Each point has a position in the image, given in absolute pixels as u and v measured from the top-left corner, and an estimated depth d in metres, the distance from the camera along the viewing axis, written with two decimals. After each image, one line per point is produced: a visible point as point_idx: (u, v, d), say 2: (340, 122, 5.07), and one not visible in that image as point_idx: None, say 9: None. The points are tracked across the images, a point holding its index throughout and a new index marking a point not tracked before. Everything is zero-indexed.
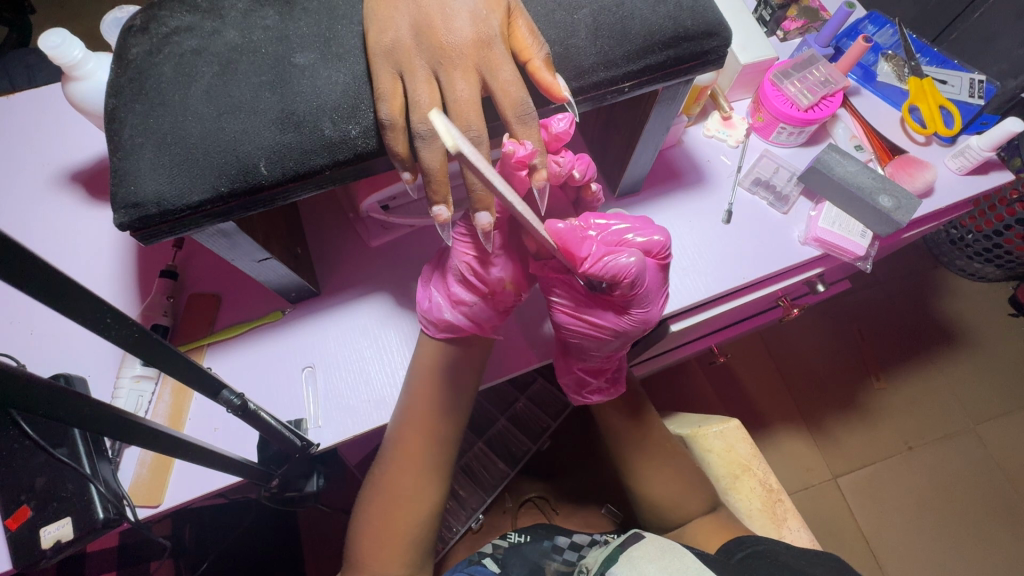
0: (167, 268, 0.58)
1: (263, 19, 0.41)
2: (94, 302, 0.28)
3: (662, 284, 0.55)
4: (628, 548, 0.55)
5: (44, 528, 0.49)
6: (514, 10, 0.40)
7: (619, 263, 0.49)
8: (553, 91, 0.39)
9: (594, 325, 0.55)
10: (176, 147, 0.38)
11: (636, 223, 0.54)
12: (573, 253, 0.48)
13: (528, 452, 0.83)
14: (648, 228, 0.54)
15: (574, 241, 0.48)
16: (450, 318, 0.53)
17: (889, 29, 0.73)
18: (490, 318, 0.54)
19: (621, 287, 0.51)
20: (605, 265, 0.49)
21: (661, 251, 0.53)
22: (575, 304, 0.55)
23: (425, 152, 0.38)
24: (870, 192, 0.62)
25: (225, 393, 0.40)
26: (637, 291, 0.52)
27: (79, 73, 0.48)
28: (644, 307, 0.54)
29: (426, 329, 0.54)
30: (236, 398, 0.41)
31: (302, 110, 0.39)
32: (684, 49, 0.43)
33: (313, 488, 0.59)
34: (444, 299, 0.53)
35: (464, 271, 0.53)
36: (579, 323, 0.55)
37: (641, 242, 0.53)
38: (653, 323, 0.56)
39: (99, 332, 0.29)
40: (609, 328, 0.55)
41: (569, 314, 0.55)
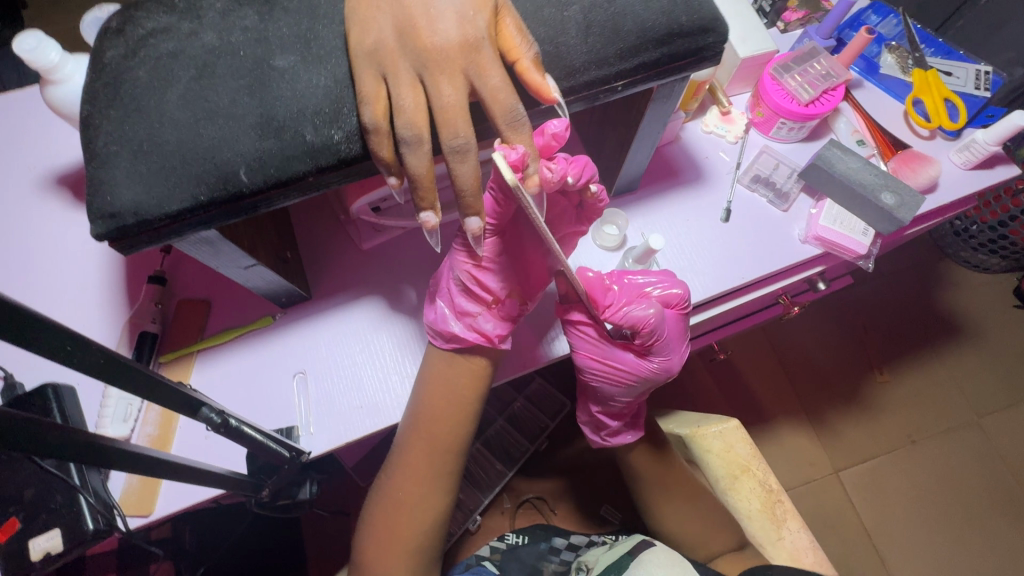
0: (155, 274, 0.57)
1: (241, 20, 0.40)
2: (49, 326, 0.26)
3: (682, 334, 0.56)
4: (638, 553, 0.56)
5: (33, 540, 0.48)
6: (502, 8, 0.38)
7: (638, 313, 0.52)
8: (542, 92, 0.37)
9: (616, 369, 0.56)
10: (153, 156, 0.37)
11: (656, 276, 0.56)
12: (597, 301, 0.53)
13: (526, 452, 0.83)
14: (668, 280, 0.56)
15: (597, 289, 0.54)
16: (456, 329, 0.52)
17: (893, 19, 0.72)
18: (496, 328, 0.53)
19: (642, 336, 0.53)
20: (626, 314, 0.52)
21: (681, 302, 0.55)
22: (598, 348, 0.55)
23: (410, 158, 0.37)
24: (871, 188, 0.60)
25: (204, 411, 0.38)
26: (658, 339, 0.54)
27: (56, 76, 0.46)
28: (665, 355, 0.55)
29: (434, 341, 0.54)
30: (216, 416, 0.39)
31: (283, 114, 0.37)
32: (679, 46, 0.42)
33: (306, 497, 0.58)
34: (450, 309, 0.53)
35: (465, 281, 0.52)
36: (602, 369, 0.56)
37: (660, 294, 0.54)
38: (674, 371, 0.57)
39: (57, 360, 0.27)
40: (630, 375, 0.56)
41: (592, 360, 0.56)
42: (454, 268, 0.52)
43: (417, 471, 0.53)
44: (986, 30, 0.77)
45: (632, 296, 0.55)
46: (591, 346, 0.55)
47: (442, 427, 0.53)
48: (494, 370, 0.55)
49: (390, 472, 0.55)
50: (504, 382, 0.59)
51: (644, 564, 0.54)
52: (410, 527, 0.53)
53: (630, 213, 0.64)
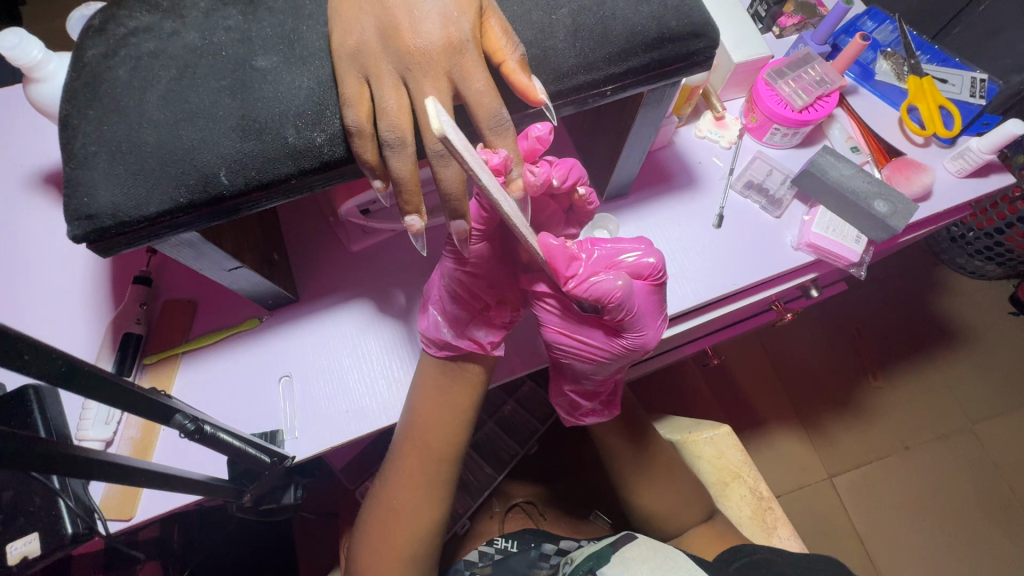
0: (140, 275, 0.57)
1: (225, 20, 0.39)
2: (7, 337, 0.25)
3: (656, 307, 0.51)
4: (620, 547, 0.54)
5: (10, 544, 0.47)
6: (488, 9, 0.37)
7: (604, 286, 0.46)
8: (529, 94, 0.37)
9: (584, 344, 0.53)
10: (131, 156, 0.36)
11: (629, 243, 0.50)
12: (559, 272, 0.46)
13: (516, 456, 0.81)
14: (641, 248, 0.50)
15: (561, 258, 0.46)
16: (449, 337, 0.51)
17: (889, 25, 0.71)
18: (489, 336, 0.52)
19: (609, 312, 0.48)
20: (591, 287, 0.47)
21: (654, 273, 0.49)
22: (565, 321, 0.52)
23: (395, 162, 0.37)
24: (865, 196, 0.60)
25: (178, 418, 0.37)
26: (628, 315, 0.49)
27: (39, 74, 0.46)
28: (638, 331, 0.51)
29: (427, 348, 0.53)
30: (191, 423, 0.38)
31: (264, 116, 0.37)
32: (669, 51, 0.41)
33: (290, 501, 0.57)
34: (442, 317, 0.52)
35: (457, 289, 0.51)
36: (571, 345, 0.53)
37: (631, 263, 0.49)
38: (650, 347, 0.52)
39: (15, 367, 0.27)
40: (599, 347, 0.53)
41: (558, 334, 0.53)
42: (444, 276, 0.51)
43: (406, 476, 0.53)
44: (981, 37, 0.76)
45: (599, 264, 0.49)
46: (555, 319, 0.52)
47: (432, 432, 0.52)
48: (488, 377, 0.54)
49: (380, 477, 0.55)
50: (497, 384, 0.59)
51: (627, 559, 0.53)
52: (398, 533, 0.53)
53: (623, 217, 0.64)
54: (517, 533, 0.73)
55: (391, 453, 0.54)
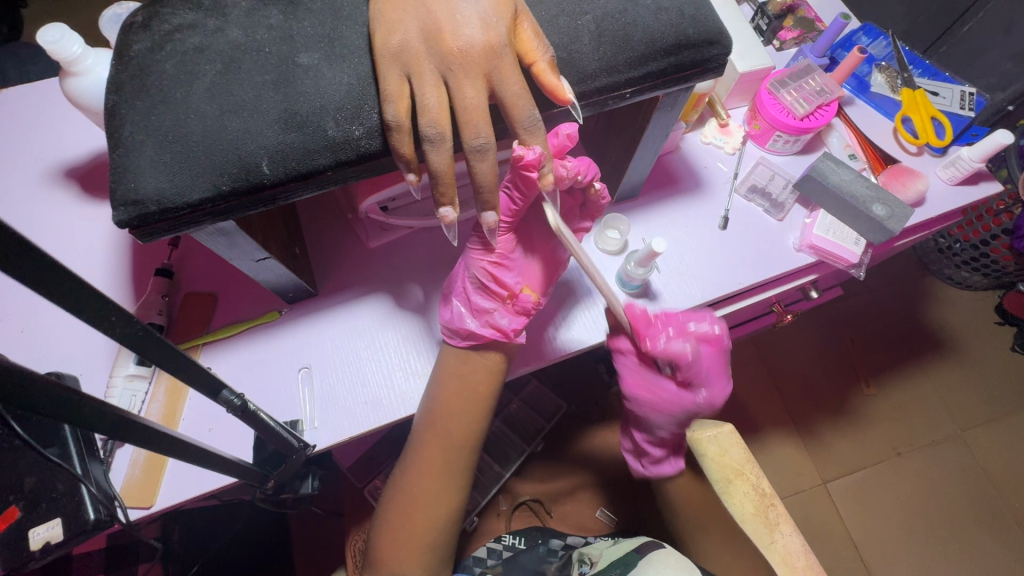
0: (163, 267, 0.58)
1: (266, 18, 0.41)
2: (98, 297, 0.27)
3: (724, 374, 0.55)
4: (647, 553, 0.57)
5: (32, 530, 0.48)
6: (520, 13, 0.40)
7: (675, 348, 0.52)
8: (558, 93, 0.39)
9: (659, 400, 0.55)
10: (178, 145, 0.38)
11: (702, 316, 0.57)
12: (640, 332, 0.54)
13: (523, 453, 0.85)
14: (710, 320, 0.57)
15: (642, 321, 0.54)
16: (472, 325, 0.53)
17: (883, 41, 0.75)
18: (511, 324, 0.53)
19: (681, 371, 0.54)
20: (665, 348, 0.53)
21: (719, 340, 0.55)
22: (642, 377, 0.56)
23: (432, 154, 0.38)
24: (864, 200, 0.63)
25: (225, 393, 0.41)
26: (696, 375, 0.54)
27: (77, 69, 0.47)
28: (709, 387, 0.54)
29: (450, 339, 0.55)
30: (236, 398, 0.41)
31: (305, 110, 0.39)
32: (685, 57, 0.44)
33: (308, 491, 0.58)
34: (465, 308, 0.54)
35: (481, 278, 0.53)
36: (648, 399, 0.56)
37: (699, 331, 0.55)
38: (717, 405, 0.56)
39: (103, 330, 0.29)
40: (671, 407, 0.55)
41: (638, 389, 0.56)
42: (469, 266, 0.53)
43: (425, 466, 0.54)
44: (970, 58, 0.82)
45: (673, 329, 0.55)
46: (632, 373, 0.56)
47: (452, 423, 0.53)
48: (506, 366, 0.56)
49: (399, 469, 0.56)
50: (513, 377, 0.60)
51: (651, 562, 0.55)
52: (417, 524, 0.54)
53: (632, 218, 0.66)
54: (524, 530, 0.74)
55: (412, 443, 0.56)
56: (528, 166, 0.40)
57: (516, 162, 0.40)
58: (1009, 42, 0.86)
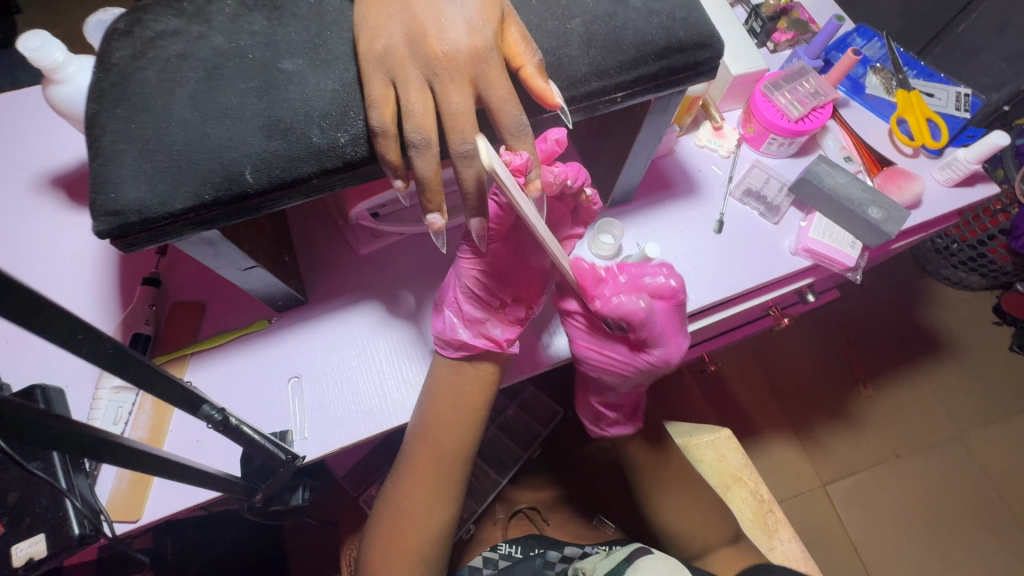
0: (150, 276, 0.57)
1: (250, 24, 0.40)
2: (64, 313, 0.26)
3: (677, 326, 0.55)
4: (634, 560, 0.56)
5: (16, 546, 0.47)
6: (508, 17, 0.39)
7: (627, 305, 0.51)
8: (546, 98, 0.38)
9: (610, 362, 0.57)
10: (159, 154, 0.37)
11: (653, 267, 0.55)
12: (587, 290, 0.52)
13: (518, 459, 0.85)
14: (664, 272, 0.54)
15: (589, 279, 0.52)
16: (465, 336, 0.52)
17: (877, 42, 0.74)
18: (505, 333, 0.53)
19: (634, 329, 0.53)
20: (614, 306, 0.51)
21: (674, 295, 0.54)
22: (595, 339, 0.56)
23: (419, 161, 0.38)
24: (860, 203, 0.62)
25: (206, 408, 0.39)
26: (650, 333, 0.53)
27: (60, 76, 0.46)
28: (662, 345, 0.54)
29: (443, 350, 0.53)
30: (217, 413, 0.40)
31: (289, 117, 0.38)
32: (676, 60, 0.43)
33: (298, 502, 0.57)
34: (458, 317, 0.53)
35: (473, 287, 0.52)
36: (599, 362, 0.57)
37: (653, 286, 0.54)
38: (672, 363, 0.56)
39: (69, 348, 0.27)
40: (620, 365, 0.57)
41: (589, 349, 0.56)
42: (460, 276, 0.53)
43: (418, 475, 0.53)
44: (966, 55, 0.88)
45: (625, 287, 0.54)
46: (584, 335, 0.56)
47: (443, 432, 0.53)
48: (500, 375, 0.55)
49: (392, 479, 0.55)
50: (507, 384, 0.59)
51: (639, 571, 0.54)
52: (410, 535, 0.53)
53: (627, 222, 0.65)
54: (519, 538, 0.74)
55: (404, 454, 0.55)
56: (515, 171, 0.39)
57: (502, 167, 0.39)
58: (1002, 43, 0.86)
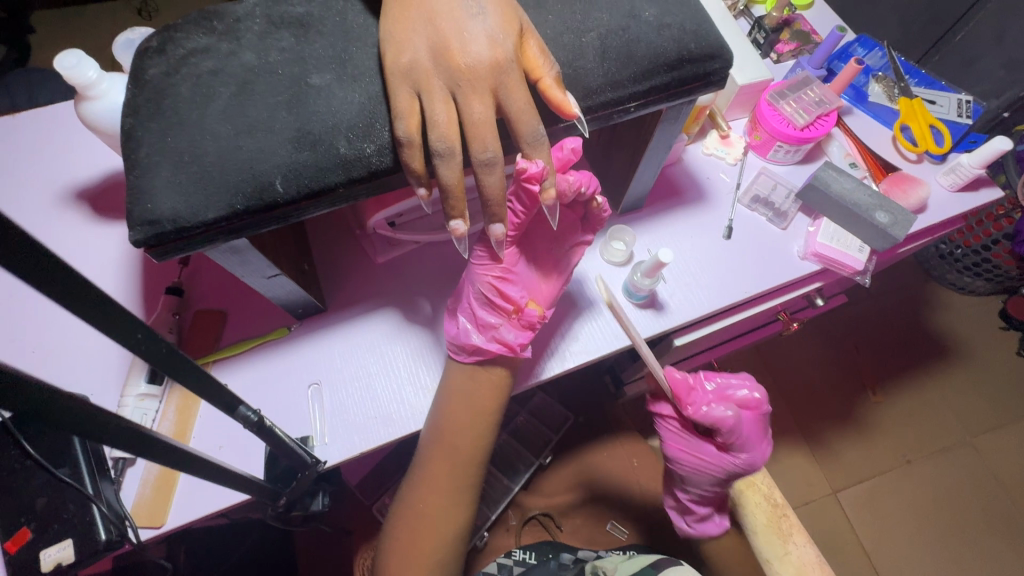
0: (173, 285, 0.58)
1: (279, 41, 0.42)
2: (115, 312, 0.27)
3: (762, 435, 0.69)
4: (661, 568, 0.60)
5: (44, 551, 0.47)
6: (526, 31, 0.41)
7: (717, 414, 0.65)
8: (564, 108, 0.40)
9: (707, 464, 0.67)
10: (193, 165, 0.39)
11: (735, 379, 0.71)
12: (682, 398, 0.66)
13: (531, 466, 0.85)
14: (748, 386, 0.71)
15: (683, 388, 0.67)
16: (479, 341, 0.52)
17: (879, 52, 0.76)
18: (518, 338, 0.53)
19: (722, 433, 0.66)
20: (705, 415, 0.65)
21: (757, 405, 0.70)
22: (682, 433, 0.70)
23: (443, 169, 0.39)
24: (866, 208, 0.63)
25: (243, 409, 0.40)
26: (738, 439, 0.66)
27: (92, 93, 0.48)
28: (748, 452, 0.67)
29: (456, 355, 0.55)
30: (253, 414, 0.41)
31: (318, 129, 0.39)
32: (687, 71, 0.45)
33: (318, 508, 0.57)
34: (472, 323, 0.53)
35: (487, 292, 0.53)
36: (681, 455, 0.70)
37: (741, 398, 0.70)
38: (758, 468, 0.68)
39: (129, 348, 0.28)
40: (709, 464, 0.67)
41: (678, 447, 0.70)
42: (474, 281, 0.53)
43: (436, 480, 0.54)
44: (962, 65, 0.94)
45: (713, 396, 0.69)
46: (674, 436, 0.71)
47: (462, 436, 0.53)
48: (512, 380, 0.56)
49: (408, 483, 0.56)
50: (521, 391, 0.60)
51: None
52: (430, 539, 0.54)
53: (637, 229, 0.66)
54: (535, 545, 0.74)
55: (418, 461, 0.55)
56: (531, 179, 0.41)
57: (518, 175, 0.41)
58: (1002, 51, 0.90)
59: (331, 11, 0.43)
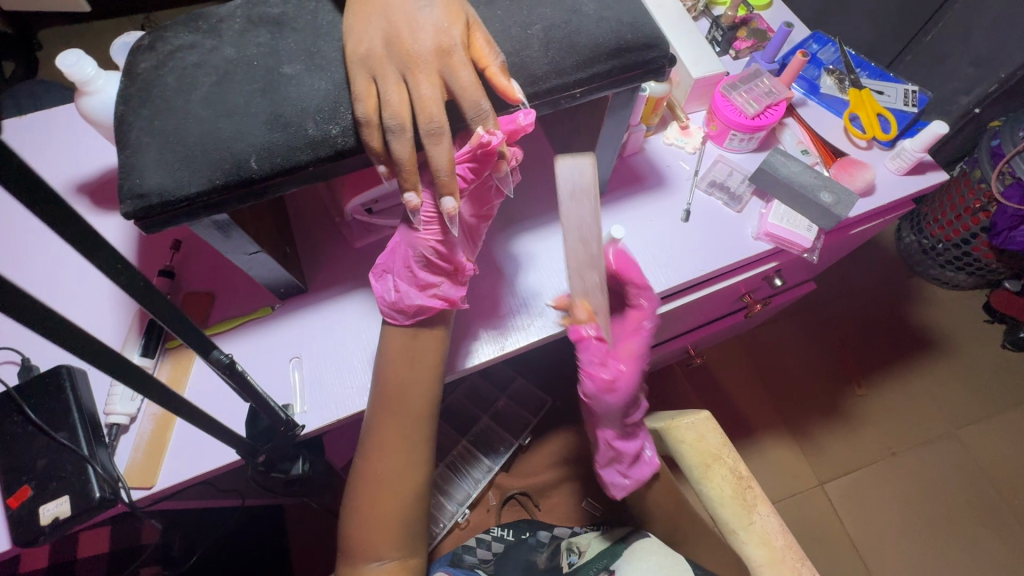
0: (166, 268, 0.63)
1: (255, 37, 0.47)
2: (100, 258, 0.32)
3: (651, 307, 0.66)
4: (631, 544, 0.67)
5: (43, 506, 0.51)
6: (473, 24, 0.46)
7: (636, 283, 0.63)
8: (508, 93, 0.45)
9: (632, 386, 0.61)
10: (178, 145, 0.43)
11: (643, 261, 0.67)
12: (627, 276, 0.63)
13: (512, 447, 0.89)
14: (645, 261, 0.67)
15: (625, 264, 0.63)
16: (421, 301, 0.54)
17: (831, 47, 0.81)
18: (457, 293, 0.57)
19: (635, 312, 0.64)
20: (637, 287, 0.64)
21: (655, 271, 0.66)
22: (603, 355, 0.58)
23: (396, 144, 0.44)
24: (812, 189, 0.68)
25: (216, 352, 0.45)
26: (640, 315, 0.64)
27: (90, 88, 0.53)
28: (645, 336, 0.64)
29: (395, 320, 0.56)
30: (226, 357, 0.46)
31: (289, 112, 0.44)
32: (627, 59, 0.50)
33: (298, 472, 0.60)
34: (413, 285, 0.55)
35: (429, 255, 0.54)
36: (601, 384, 0.59)
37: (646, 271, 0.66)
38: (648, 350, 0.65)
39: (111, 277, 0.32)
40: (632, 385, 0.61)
41: (602, 374, 0.59)
42: (416, 245, 0.54)
43: None
44: (932, 62, 1.01)
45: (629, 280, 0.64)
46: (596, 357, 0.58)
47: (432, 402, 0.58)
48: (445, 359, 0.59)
49: (364, 452, 0.57)
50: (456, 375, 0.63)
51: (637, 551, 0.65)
52: None
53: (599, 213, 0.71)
54: (513, 522, 0.77)
55: (369, 425, 0.57)
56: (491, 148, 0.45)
57: (478, 145, 0.45)
58: (968, 49, 0.95)
59: (304, 10, 0.48)
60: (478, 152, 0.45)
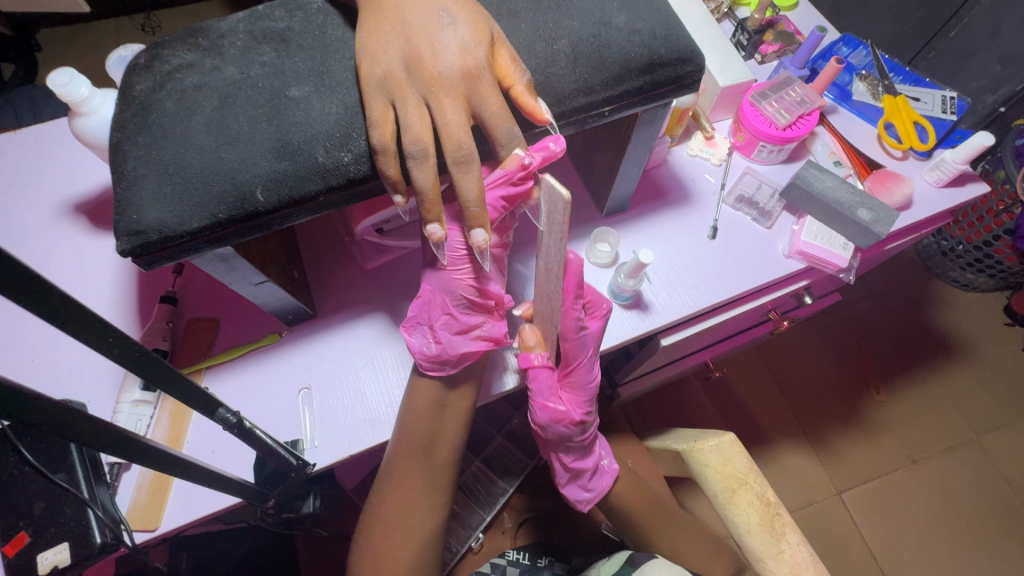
0: (167, 294, 0.60)
1: (260, 55, 0.43)
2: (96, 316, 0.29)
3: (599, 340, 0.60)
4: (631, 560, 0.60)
5: (41, 554, 0.49)
6: (498, 40, 0.42)
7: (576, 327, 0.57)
8: (536, 114, 0.41)
9: (580, 419, 0.60)
10: (177, 177, 0.40)
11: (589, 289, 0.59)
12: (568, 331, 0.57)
13: (525, 468, 0.83)
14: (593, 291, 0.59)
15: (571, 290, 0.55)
16: (467, 347, 0.52)
17: (863, 50, 0.77)
18: (501, 330, 0.54)
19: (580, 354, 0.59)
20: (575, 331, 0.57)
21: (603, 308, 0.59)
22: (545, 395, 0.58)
23: (417, 171, 0.41)
24: (849, 206, 0.64)
25: (221, 412, 0.43)
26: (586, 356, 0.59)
27: (85, 109, 0.50)
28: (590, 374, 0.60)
29: (439, 371, 0.53)
30: (232, 416, 0.43)
31: (297, 139, 0.41)
32: (660, 75, 0.46)
33: (310, 510, 0.59)
34: (453, 329, 0.52)
35: (468, 295, 0.51)
36: (554, 415, 0.58)
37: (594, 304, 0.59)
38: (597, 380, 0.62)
39: (101, 350, 0.31)
40: (580, 415, 0.60)
41: (553, 405, 0.58)
42: (453, 287, 0.51)
43: (420, 476, 0.55)
44: (959, 59, 0.95)
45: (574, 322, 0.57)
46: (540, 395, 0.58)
47: (446, 435, 0.55)
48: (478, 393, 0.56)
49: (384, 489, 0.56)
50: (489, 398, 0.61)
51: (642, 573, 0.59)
52: (415, 532, 0.55)
53: (623, 231, 0.67)
54: (528, 545, 0.78)
55: (389, 469, 0.56)
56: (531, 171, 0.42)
57: (514, 168, 0.42)
58: (997, 45, 0.90)
59: (312, 25, 0.45)
60: (515, 175, 0.43)
